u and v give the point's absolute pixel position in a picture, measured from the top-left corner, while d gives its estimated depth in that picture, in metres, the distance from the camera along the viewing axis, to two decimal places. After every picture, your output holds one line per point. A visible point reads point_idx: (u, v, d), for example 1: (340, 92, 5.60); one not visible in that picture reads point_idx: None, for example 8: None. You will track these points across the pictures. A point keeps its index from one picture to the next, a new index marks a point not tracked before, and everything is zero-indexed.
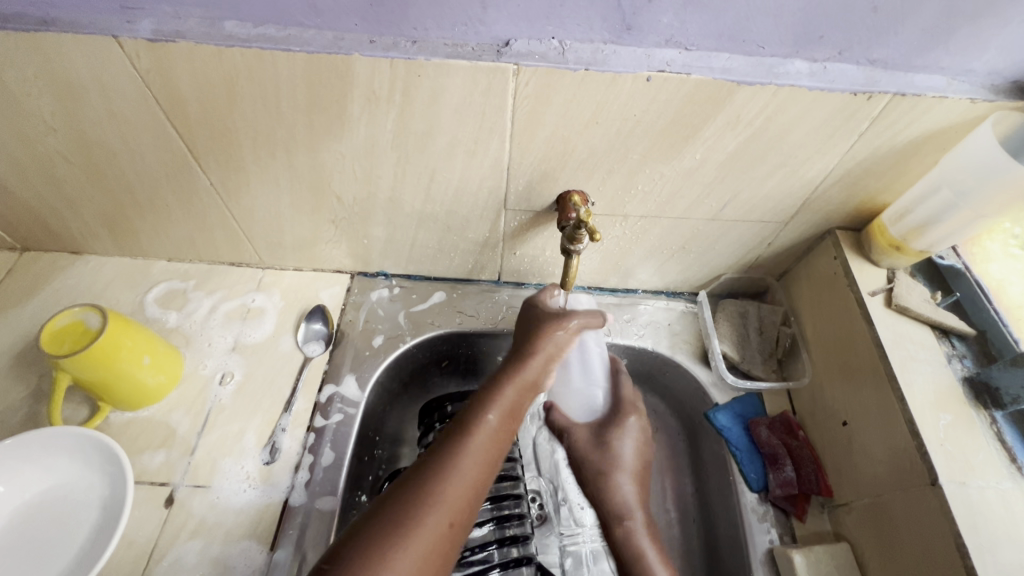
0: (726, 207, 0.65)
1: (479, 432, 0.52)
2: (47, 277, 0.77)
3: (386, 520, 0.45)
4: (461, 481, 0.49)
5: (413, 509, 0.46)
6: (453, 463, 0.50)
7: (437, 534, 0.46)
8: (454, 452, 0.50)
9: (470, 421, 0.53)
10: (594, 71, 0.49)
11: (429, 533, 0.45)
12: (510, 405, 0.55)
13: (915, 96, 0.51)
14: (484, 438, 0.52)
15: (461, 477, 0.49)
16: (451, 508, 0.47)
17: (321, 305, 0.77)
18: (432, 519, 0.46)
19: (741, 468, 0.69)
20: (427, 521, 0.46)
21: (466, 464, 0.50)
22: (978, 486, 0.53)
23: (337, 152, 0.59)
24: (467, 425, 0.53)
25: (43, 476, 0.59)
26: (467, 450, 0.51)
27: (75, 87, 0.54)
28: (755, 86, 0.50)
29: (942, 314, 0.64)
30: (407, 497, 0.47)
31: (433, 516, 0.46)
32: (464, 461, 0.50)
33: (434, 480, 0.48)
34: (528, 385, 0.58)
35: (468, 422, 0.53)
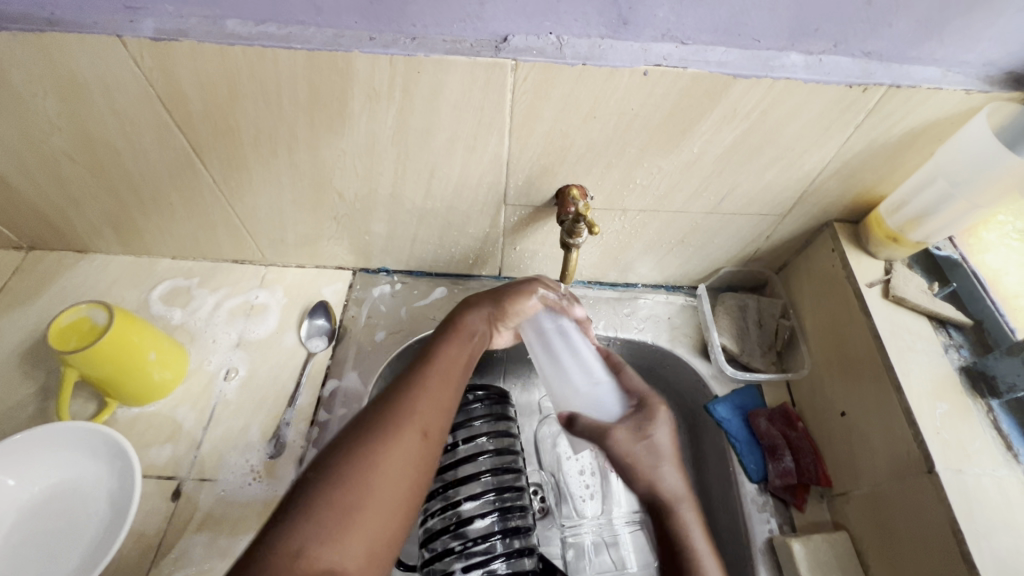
0: (724, 200, 0.66)
1: (441, 358, 0.57)
2: (53, 275, 0.78)
3: (364, 430, 0.49)
4: (429, 397, 0.53)
5: (389, 421, 0.50)
6: (419, 384, 0.54)
7: (414, 442, 0.49)
8: (418, 374, 0.54)
9: (430, 351, 0.58)
10: (591, 65, 0.50)
11: (407, 440, 0.49)
12: (468, 337, 0.60)
13: (910, 87, 0.52)
14: (446, 363, 0.57)
15: (429, 393, 0.53)
16: (423, 420, 0.51)
17: (323, 301, 0.78)
18: (409, 428, 0.50)
19: (741, 459, 0.69)
20: (405, 431, 0.49)
21: (432, 384, 0.54)
22: (975, 473, 0.53)
23: (338, 149, 0.60)
24: (430, 353, 0.57)
25: (52, 470, 0.60)
26: (431, 373, 0.55)
27: (80, 87, 0.54)
28: (751, 79, 0.51)
29: (939, 304, 0.65)
30: (383, 412, 0.50)
31: (407, 427, 0.50)
32: (430, 382, 0.54)
33: (404, 398, 0.52)
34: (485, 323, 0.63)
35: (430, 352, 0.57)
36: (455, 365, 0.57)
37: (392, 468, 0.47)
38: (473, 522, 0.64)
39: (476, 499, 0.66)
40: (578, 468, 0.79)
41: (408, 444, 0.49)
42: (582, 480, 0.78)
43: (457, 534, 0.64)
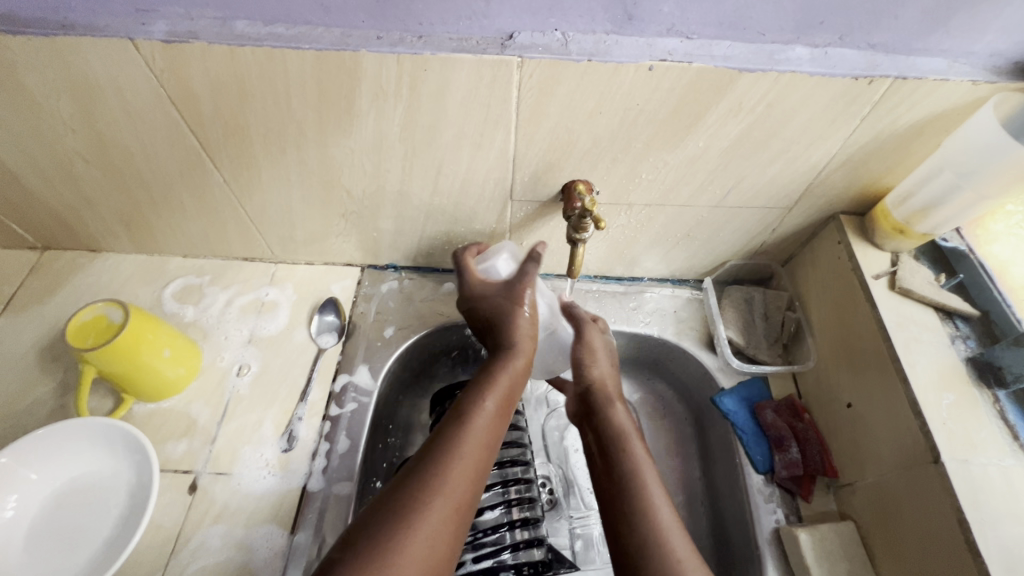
0: (729, 193, 0.66)
1: (477, 418, 0.55)
2: (68, 275, 0.79)
3: (393, 506, 0.47)
4: (463, 464, 0.51)
5: (418, 495, 0.48)
6: (455, 449, 0.52)
7: (447, 519, 0.48)
8: (454, 439, 0.53)
9: (464, 409, 0.56)
10: (596, 61, 0.50)
11: (434, 515, 0.47)
12: (501, 395, 0.59)
13: (917, 79, 0.51)
14: (482, 423, 0.55)
15: (461, 461, 0.52)
16: (456, 493, 0.50)
17: (332, 298, 0.79)
18: (436, 502, 0.48)
19: (747, 451, 0.70)
20: (434, 504, 0.48)
21: (467, 450, 0.53)
22: (981, 463, 0.54)
23: (346, 148, 0.61)
24: (465, 412, 0.56)
25: (73, 464, 0.61)
26: (465, 435, 0.53)
27: (93, 90, 0.55)
28: (756, 72, 0.51)
29: (946, 296, 0.65)
30: (417, 487, 0.49)
31: (437, 501, 0.48)
32: (464, 447, 0.53)
33: (436, 465, 0.50)
34: (518, 372, 0.61)
35: (465, 410, 0.56)
36: (490, 424, 0.56)
37: (412, 547, 0.45)
38: (483, 513, 0.66)
39: (486, 491, 0.67)
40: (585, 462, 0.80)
41: (434, 520, 0.47)
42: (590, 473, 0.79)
43: None
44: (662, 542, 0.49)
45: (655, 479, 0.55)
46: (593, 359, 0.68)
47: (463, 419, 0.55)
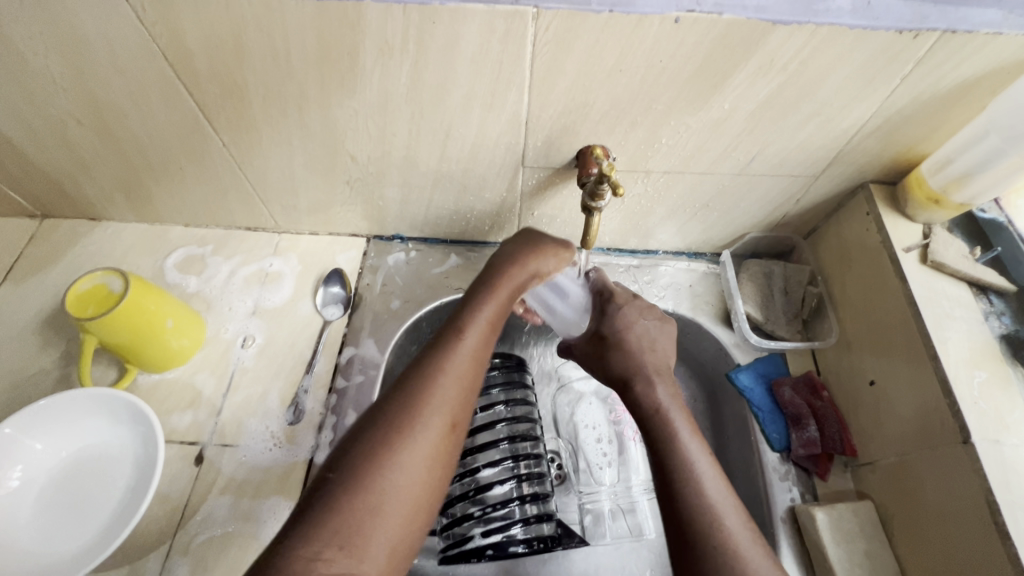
0: (754, 159, 0.62)
1: (467, 336, 0.52)
2: (69, 243, 0.77)
3: (391, 418, 0.46)
4: (457, 378, 0.49)
5: (412, 407, 0.46)
6: (447, 362, 0.50)
7: (437, 438, 0.46)
8: (446, 352, 0.50)
9: (461, 321, 0.53)
10: (618, 12, 0.46)
11: (433, 429, 0.46)
12: (500, 308, 0.56)
13: (966, 32, 0.47)
14: (477, 336, 0.52)
15: (455, 374, 0.49)
16: (450, 403, 0.48)
17: (338, 269, 0.77)
18: (432, 418, 0.46)
19: (763, 428, 0.68)
20: (419, 429, 0.45)
21: (460, 365, 0.50)
22: (1013, 444, 0.51)
23: (350, 108, 0.58)
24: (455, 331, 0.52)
25: (79, 435, 0.60)
26: (453, 356, 0.50)
27: (82, 45, 0.52)
28: (792, 25, 0.47)
29: (980, 270, 0.62)
30: (395, 413, 0.46)
31: (431, 413, 0.46)
32: (456, 362, 0.50)
33: (429, 378, 0.48)
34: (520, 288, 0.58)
35: (459, 323, 0.53)
36: (486, 339, 0.53)
37: (412, 459, 0.44)
38: (492, 488, 0.65)
39: (495, 466, 0.66)
40: (596, 437, 0.78)
41: (426, 436, 0.45)
42: (600, 448, 0.77)
43: (476, 500, 0.64)
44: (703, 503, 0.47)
45: (709, 471, 0.49)
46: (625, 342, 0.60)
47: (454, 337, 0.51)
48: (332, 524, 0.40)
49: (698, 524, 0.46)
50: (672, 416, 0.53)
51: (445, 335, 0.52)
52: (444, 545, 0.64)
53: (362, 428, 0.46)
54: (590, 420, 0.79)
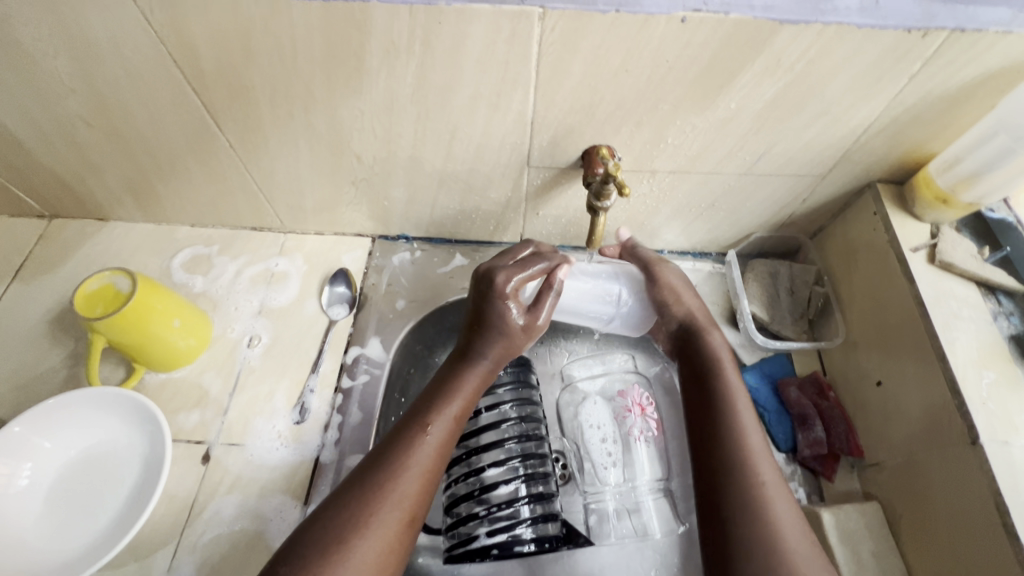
0: (760, 159, 0.62)
1: (435, 425, 0.53)
2: (77, 243, 0.78)
3: (348, 513, 0.47)
4: (417, 472, 0.50)
5: (368, 503, 0.47)
6: (409, 458, 0.51)
7: (392, 532, 0.47)
8: (409, 447, 0.51)
9: (427, 415, 0.54)
10: (624, 12, 0.46)
11: (388, 525, 0.47)
12: (466, 404, 0.57)
13: (975, 31, 0.47)
14: (442, 430, 0.53)
15: (416, 472, 0.50)
16: (409, 501, 0.49)
17: (343, 269, 0.77)
18: (388, 511, 0.47)
19: (769, 429, 0.68)
20: (376, 521, 0.47)
21: (422, 463, 0.51)
22: (1022, 445, 0.51)
23: (356, 109, 0.58)
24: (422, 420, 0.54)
25: (87, 433, 0.61)
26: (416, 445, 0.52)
27: (91, 47, 0.53)
28: (799, 24, 0.46)
29: (989, 270, 0.61)
30: (355, 504, 0.48)
31: (387, 513, 0.47)
32: (418, 459, 0.51)
33: (390, 472, 0.50)
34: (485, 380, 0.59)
35: (427, 414, 0.54)
36: (451, 433, 0.54)
37: (365, 553, 0.45)
38: (498, 488, 0.65)
39: (501, 466, 0.67)
40: (600, 436, 0.75)
41: (381, 529, 0.47)
42: (604, 448, 0.75)
43: (481, 500, 0.64)
44: (729, 395, 0.56)
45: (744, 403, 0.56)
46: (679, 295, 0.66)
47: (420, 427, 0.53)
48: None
49: (721, 421, 0.54)
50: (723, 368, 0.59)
51: (410, 423, 0.54)
52: (450, 544, 0.65)
53: (321, 518, 0.47)
54: (595, 420, 0.76)
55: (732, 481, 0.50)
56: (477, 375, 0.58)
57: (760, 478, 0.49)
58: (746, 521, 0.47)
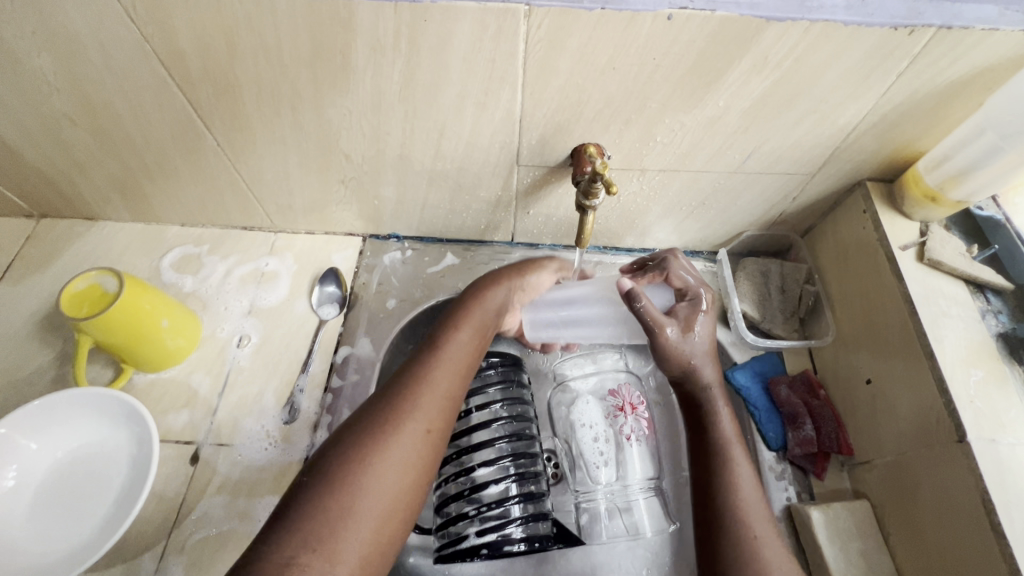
0: (749, 158, 0.62)
1: (450, 346, 0.56)
2: (66, 242, 0.77)
3: (373, 420, 0.49)
4: (435, 390, 0.52)
5: (388, 416, 0.49)
6: (426, 374, 0.53)
7: (415, 442, 0.48)
8: (425, 367, 0.54)
9: (438, 342, 0.57)
10: (611, 10, 0.46)
11: (411, 435, 0.49)
12: (478, 331, 0.59)
13: (962, 28, 0.47)
14: (453, 352, 0.56)
15: (433, 386, 0.52)
16: (429, 416, 0.50)
17: (334, 269, 0.77)
18: (411, 424, 0.49)
19: (760, 427, 0.68)
20: (400, 432, 0.48)
21: (439, 377, 0.53)
22: (1009, 443, 0.51)
23: (344, 108, 0.58)
24: (437, 342, 0.56)
25: (74, 434, 0.61)
26: (434, 363, 0.54)
27: (75, 45, 0.52)
28: (786, 22, 0.46)
29: (977, 268, 0.62)
30: (377, 416, 0.49)
31: (408, 425, 0.49)
32: (435, 374, 0.53)
33: (408, 388, 0.51)
34: (501, 309, 0.63)
35: (440, 338, 0.57)
36: (467, 353, 0.57)
37: (390, 460, 0.47)
38: (488, 488, 0.65)
39: (491, 465, 0.66)
40: (592, 435, 0.75)
41: (404, 441, 0.48)
42: (597, 447, 0.75)
43: (471, 499, 0.64)
44: (724, 444, 0.54)
45: (740, 456, 0.54)
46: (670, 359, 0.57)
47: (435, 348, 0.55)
48: (308, 525, 0.42)
49: (717, 476, 0.52)
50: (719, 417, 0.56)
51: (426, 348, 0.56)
52: (440, 544, 0.65)
53: (345, 430, 0.49)
54: (587, 419, 0.77)
55: (725, 538, 0.49)
56: (490, 304, 0.62)
57: (753, 531, 0.49)
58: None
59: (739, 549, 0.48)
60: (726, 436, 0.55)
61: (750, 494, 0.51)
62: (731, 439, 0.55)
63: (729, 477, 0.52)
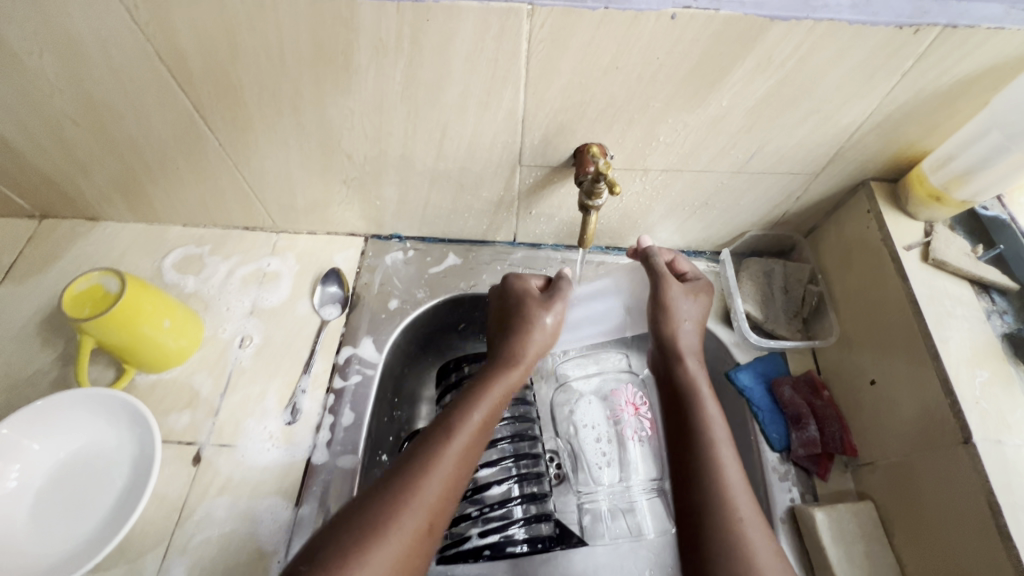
0: (753, 157, 0.62)
1: (464, 432, 0.52)
2: (67, 243, 0.77)
3: (376, 513, 0.46)
4: (442, 480, 0.49)
5: (392, 509, 0.46)
6: (432, 466, 0.49)
7: (412, 536, 0.46)
8: (436, 452, 0.50)
9: (451, 422, 0.52)
10: (614, 9, 0.46)
11: (411, 531, 0.46)
12: (492, 412, 0.55)
13: (967, 27, 0.47)
14: (466, 439, 0.52)
15: (438, 480, 0.49)
16: (431, 508, 0.48)
17: (336, 269, 0.77)
18: (412, 518, 0.46)
19: (763, 428, 0.68)
20: (401, 526, 0.45)
21: (444, 471, 0.49)
22: (1015, 445, 0.51)
23: (346, 108, 0.57)
24: (451, 424, 0.52)
25: (76, 435, 0.60)
26: (445, 448, 0.50)
27: (78, 46, 0.52)
28: (790, 21, 0.46)
29: (982, 268, 0.61)
30: (382, 505, 0.46)
31: (410, 518, 0.46)
32: (441, 468, 0.49)
33: (415, 476, 0.48)
34: (513, 388, 0.58)
35: (455, 418, 0.53)
36: (475, 443, 0.53)
37: (387, 558, 0.44)
38: (490, 488, 0.65)
39: (494, 466, 0.67)
40: (595, 436, 0.75)
41: (403, 536, 0.45)
42: (599, 448, 0.74)
43: (474, 500, 0.65)
44: (705, 426, 0.53)
45: (723, 438, 0.52)
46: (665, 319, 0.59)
47: (449, 432, 0.51)
48: None
49: (698, 458, 0.51)
50: (704, 399, 0.55)
51: (438, 427, 0.53)
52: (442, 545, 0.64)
53: (347, 516, 0.47)
54: (589, 420, 0.76)
55: (708, 520, 0.48)
56: (506, 382, 0.57)
57: (737, 514, 0.48)
58: (721, 561, 0.46)
59: (725, 533, 0.47)
60: (708, 417, 0.53)
61: (733, 478, 0.50)
62: (715, 422, 0.53)
63: (710, 458, 0.51)
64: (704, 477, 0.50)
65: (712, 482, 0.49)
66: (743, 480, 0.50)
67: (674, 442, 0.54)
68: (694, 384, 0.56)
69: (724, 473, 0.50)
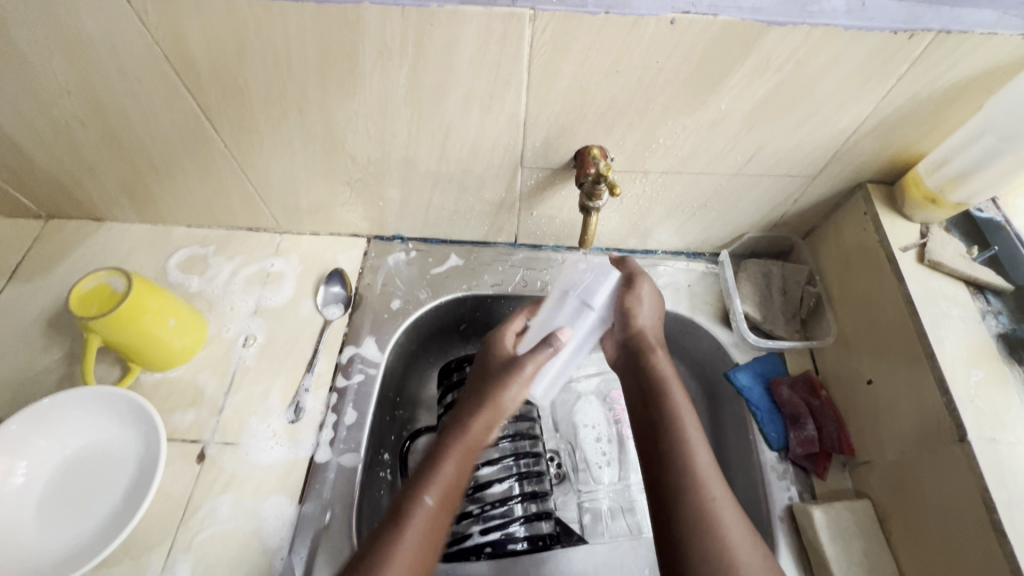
0: (751, 160, 0.63)
1: (418, 511, 0.51)
2: (73, 243, 0.78)
3: None
4: (406, 560, 0.48)
5: None
6: (395, 548, 0.49)
7: None
8: (393, 536, 0.49)
9: (403, 505, 0.52)
10: (614, 14, 0.47)
11: None
12: (448, 484, 0.54)
13: (961, 33, 0.48)
14: (422, 519, 0.51)
15: (402, 563, 0.48)
16: None
17: (339, 269, 0.78)
18: None
19: (761, 427, 0.69)
20: None
21: (408, 554, 0.49)
22: (1010, 443, 0.52)
23: (350, 110, 0.58)
24: (404, 508, 0.51)
25: (82, 432, 0.61)
26: (401, 528, 0.50)
27: (87, 48, 0.53)
28: (787, 26, 0.47)
29: (977, 269, 0.62)
30: None
31: None
32: (404, 551, 0.49)
33: (377, 560, 0.48)
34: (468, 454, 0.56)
35: (407, 499, 0.52)
36: (434, 520, 0.51)
37: None
38: (492, 486, 0.66)
39: (495, 464, 0.67)
40: (595, 436, 0.78)
41: None
42: (599, 448, 0.77)
43: (475, 497, 0.65)
44: (677, 417, 0.55)
45: (692, 424, 0.55)
46: (638, 311, 0.63)
47: (402, 513, 0.51)
48: None
49: (670, 443, 0.54)
50: (672, 389, 0.58)
51: (394, 511, 0.52)
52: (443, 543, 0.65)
53: None
54: (589, 420, 0.79)
55: (682, 504, 0.50)
56: (455, 454, 0.55)
57: (711, 494, 0.50)
58: (695, 544, 0.48)
59: (699, 516, 0.49)
60: (678, 404, 0.56)
61: (704, 459, 0.52)
62: (684, 406, 0.56)
63: (682, 444, 0.53)
64: (676, 463, 0.52)
65: (686, 469, 0.52)
66: (712, 459, 0.53)
67: (647, 429, 0.57)
68: (661, 371, 0.59)
69: (696, 458, 0.53)
